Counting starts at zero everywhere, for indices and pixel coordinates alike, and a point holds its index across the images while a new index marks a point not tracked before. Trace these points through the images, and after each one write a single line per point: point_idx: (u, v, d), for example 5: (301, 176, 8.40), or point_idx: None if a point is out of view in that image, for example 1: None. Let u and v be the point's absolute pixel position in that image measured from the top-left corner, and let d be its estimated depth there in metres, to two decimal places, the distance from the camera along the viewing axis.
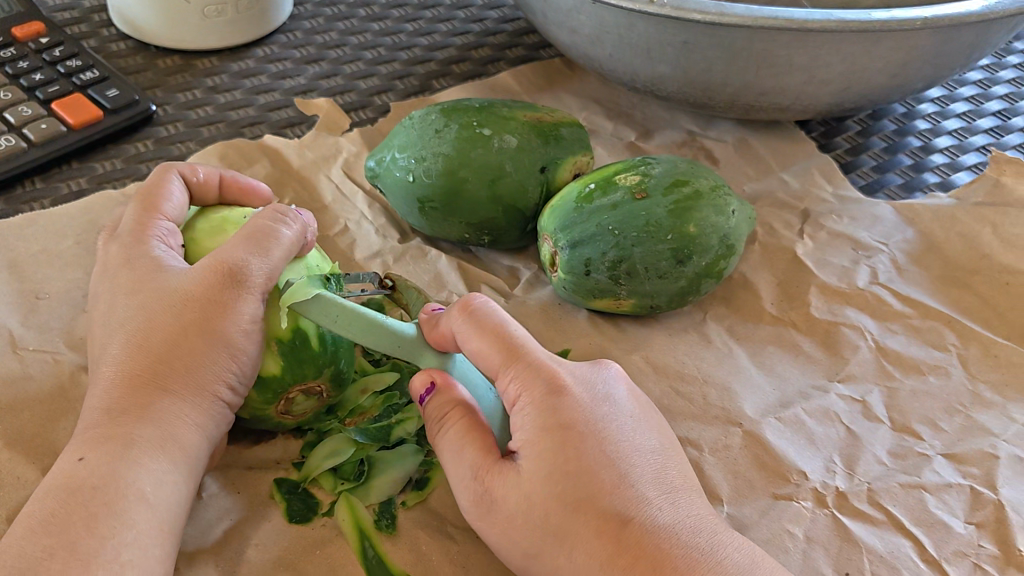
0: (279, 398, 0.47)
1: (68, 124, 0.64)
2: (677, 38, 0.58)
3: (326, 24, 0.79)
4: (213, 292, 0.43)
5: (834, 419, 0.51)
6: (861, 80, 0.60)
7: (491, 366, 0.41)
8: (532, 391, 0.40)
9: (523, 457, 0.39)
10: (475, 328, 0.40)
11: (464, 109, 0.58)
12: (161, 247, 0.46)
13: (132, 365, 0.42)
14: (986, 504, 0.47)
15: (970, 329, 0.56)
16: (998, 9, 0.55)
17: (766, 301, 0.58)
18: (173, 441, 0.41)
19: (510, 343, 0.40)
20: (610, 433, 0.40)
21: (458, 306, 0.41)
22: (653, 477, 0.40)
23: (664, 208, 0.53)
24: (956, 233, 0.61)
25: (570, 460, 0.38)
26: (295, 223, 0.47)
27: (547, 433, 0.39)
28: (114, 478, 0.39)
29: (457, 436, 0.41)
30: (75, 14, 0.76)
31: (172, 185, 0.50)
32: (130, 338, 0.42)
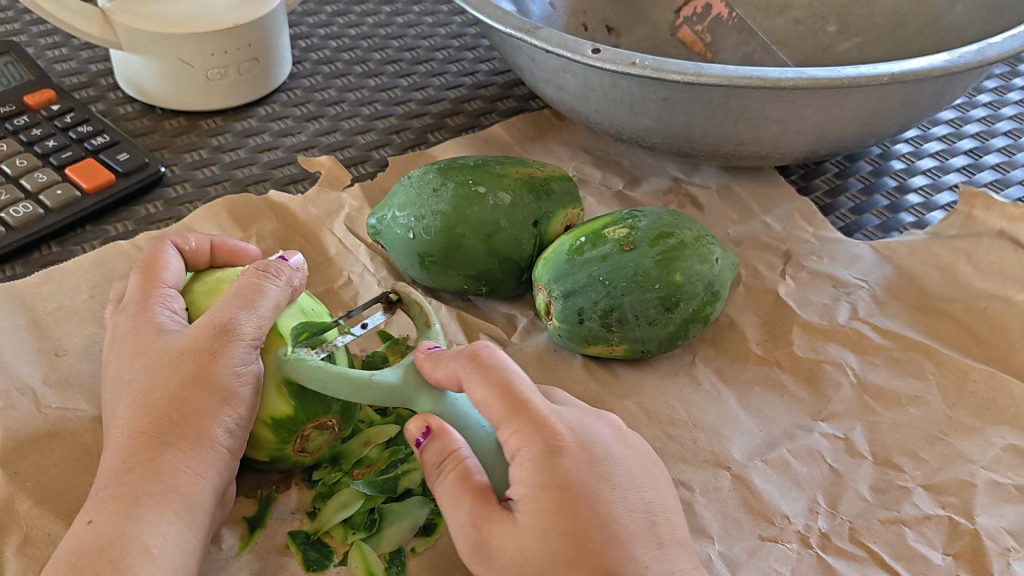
0: (294, 437, 0.50)
1: (81, 190, 0.67)
2: (659, 95, 0.61)
3: (324, 82, 0.82)
4: (208, 345, 0.46)
5: (818, 458, 0.54)
6: (835, 128, 0.63)
7: (495, 416, 0.41)
8: (532, 444, 0.40)
9: (520, 511, 0.40)
10: (480, 377, 0.42)
11: (459, 167, 0.61)
12: (165, 312, 0.49)
13: (135, 426, 0.44)
14: (964, 534, 0.50)
15: (948, 358, 0.59)
16: (961, 62, 0.57)
17: (752, 342, 0.61)
18: (176, 494, 0.43)
19: (511, 396, 0.41)
20: (607, 492, 0.40)
21: (464, 353, 0.43)
22: (645, 534, 0.40)
23: (651, 258, 0.56)
24: (932, 266, 0.65)
25: (564, 522, 0.39)
26: (280, 276, 0.50)
27: (544, 490, 0.39)
28: (121, 536, 0.41)
29: (453, 485, 0.42)
30: (83, 78, 0.80)
31: (168, 255, 0.52)
32: (135, 399, 0.45)
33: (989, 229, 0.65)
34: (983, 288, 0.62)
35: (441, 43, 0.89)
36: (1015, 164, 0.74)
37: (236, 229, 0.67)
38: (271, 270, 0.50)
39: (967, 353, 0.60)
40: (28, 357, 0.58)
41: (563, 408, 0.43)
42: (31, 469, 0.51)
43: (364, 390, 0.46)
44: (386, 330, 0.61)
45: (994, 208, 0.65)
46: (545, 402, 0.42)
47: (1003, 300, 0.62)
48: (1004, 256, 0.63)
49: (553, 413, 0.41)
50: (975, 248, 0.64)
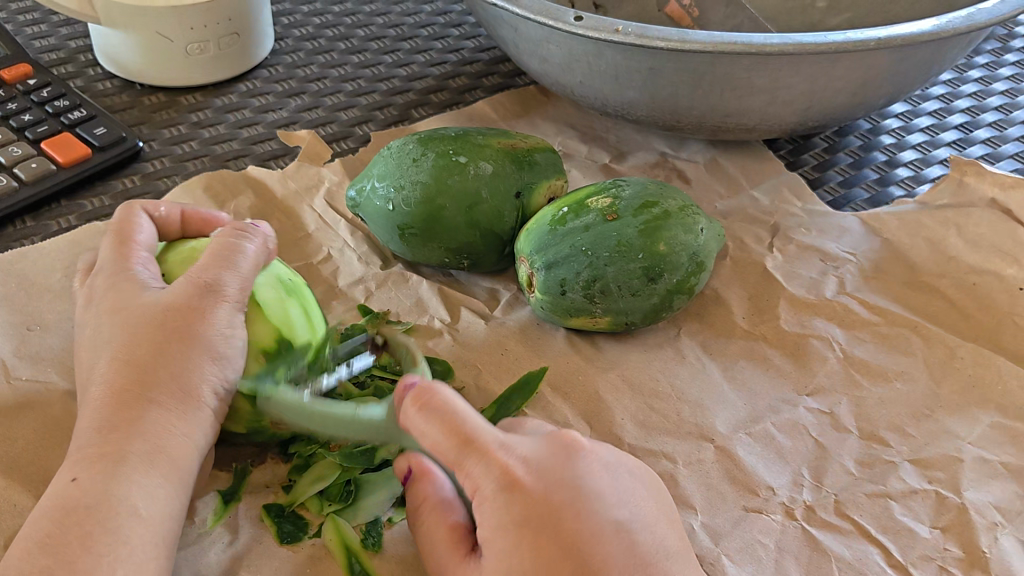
0: (273, 412, 0.48)
1: (57, 163, 0.66)
2: (643, 64, 0.60)
3: (307, 58, 0.81)
4: (192, 304, 0.45)
5: (803, 432, 0.53)
6: (822, 99, 0.62)
7: (447, 460, 0.40)
8: (487, 485, 0.39)
9: (484, 557, 0.39)
10: (425, 423, 0.40)
11: (440, 138, 0.60)
12: (144, 270, 0.48)
13: (120, 382, 0.43)
14: (950, 509, 0.49)
15: (936, 334, 0.58)
16: (949, 27, 0.57)
17: (738, 314, 0.60)
18: (163, 454, 0.41)
19: (459, 437, 0.39)
20: (574, 524, 0.38)
21: (409, 400, 0.41)
22: (623, 560, 0.38)
23: (635, 228, 0.55)
24: (921, 239, 0.63)
25: (527, 564, 0.37)
26: (256, 237, 0.50)
27: (504, 533, 0.38)
28: (106, 495, 0.39)
29: (432, 529, 0.43)
30: (61, 55, 0.78)
31: (140, 220, 0.51)
32: (117, 356, 0.43)
33: (980, 197, 0.64)
34: (975, 261, 0.61)
35: (427, 20, 0.87)
36: (1006, 139, 0.73)
37: (214, 204, 0.65)
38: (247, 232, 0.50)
39: (957, 328, 0.59)
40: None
41: (528, 438, 0.41)
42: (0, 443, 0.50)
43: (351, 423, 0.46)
44: (365, 304, 0.60)
45: (986, 176, 0.64)
46: (504, 436, 0.41)
47: (993, 275, 0.61)
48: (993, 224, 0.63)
49: (509, 449, 0.40)
50: (965, 220, 0.63)
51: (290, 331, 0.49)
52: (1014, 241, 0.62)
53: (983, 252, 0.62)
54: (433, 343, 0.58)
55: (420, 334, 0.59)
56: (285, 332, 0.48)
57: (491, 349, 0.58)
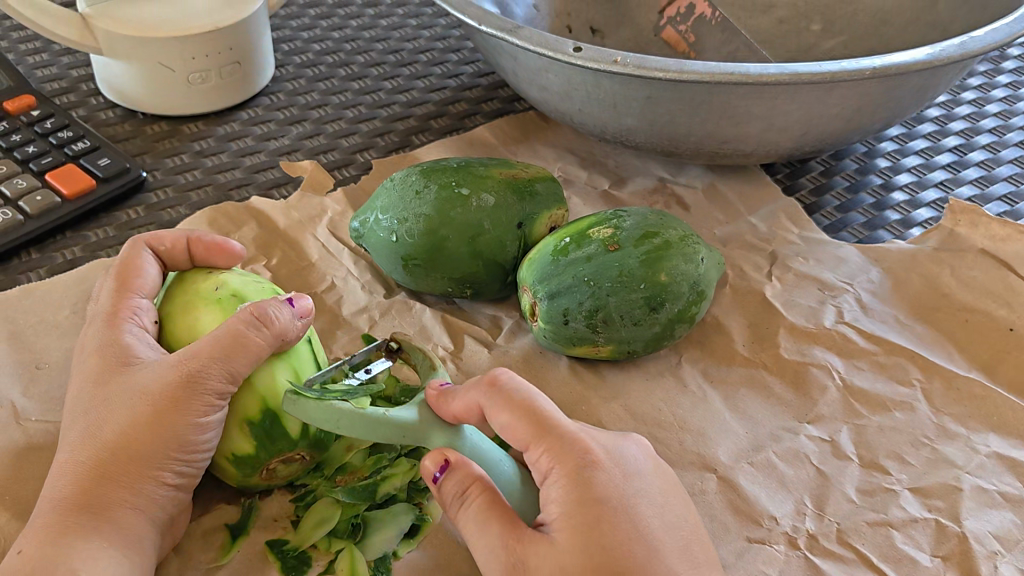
0: (260, 470, 0.49)
1: (62, 196, 0.66)
2: (641, 93, 0.61)
3: (307, 85, 0.82)
4: (165, 389, 0.44)
5: (804, 460, 0.53)
6: (818, 125, 0.63)
7: (522, 441, 0.42)
8: (565, 460, 0.41)
9: (559, 530, 0.40)
10: (504, 403, 0.43)
11: (442, 169, 0.61)
12: (133, 327, 0.48)
13: (86, 457, 0.44)
14: (950, 537, 0.49)
15: (933, 364, 0.59)
16: (943, 55, 0.57)
17: (738, 342, 0.61)
18: (115, 529, 0.43)
19: (538, 418, 0.42)
20: (641, 510, 0.41)
21: (485, 381, 0.44)
22: (679, 551, 0.41)
23: (636, 258, 0.55)
24: (917, 273, 0.64)
25: (605, 536, 0.39)
26: (273, 326, 0.47)
27: (583, 505, 0.40)
28: (46, 564, 0.41)
29: (480, 511, 0.42)
30: (63, 84, 0.79)
31: (144, 260, 0.52)
32: (87, 427, 0.45)
33: (972, 246, 0.64)
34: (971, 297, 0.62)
35: (426, 45, 0.88)
36: (1000, 162, 0.74)
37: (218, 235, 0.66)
38: (263, 321, 0.47)
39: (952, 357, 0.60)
40: (8, 369, 0.57)
41: (590, 430, 0.44)
42: (10, 482, 0.51)
43: (382, 425, 0.45)
44: (370, 334, 0.61)
45: (978, 226, 0.65)
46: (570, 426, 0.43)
47: (985, 315, 0.62)
48: (987, 272, 0.63)
49: (581, 431, 0.43)
50: (958, 261, 0.64)
51: (280, 408, 0.48)
52: (1005, 285, 0.62)
53: (978, 278, 0.63)
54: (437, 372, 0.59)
55: None
56: (270, 403, 0.47)
57: None
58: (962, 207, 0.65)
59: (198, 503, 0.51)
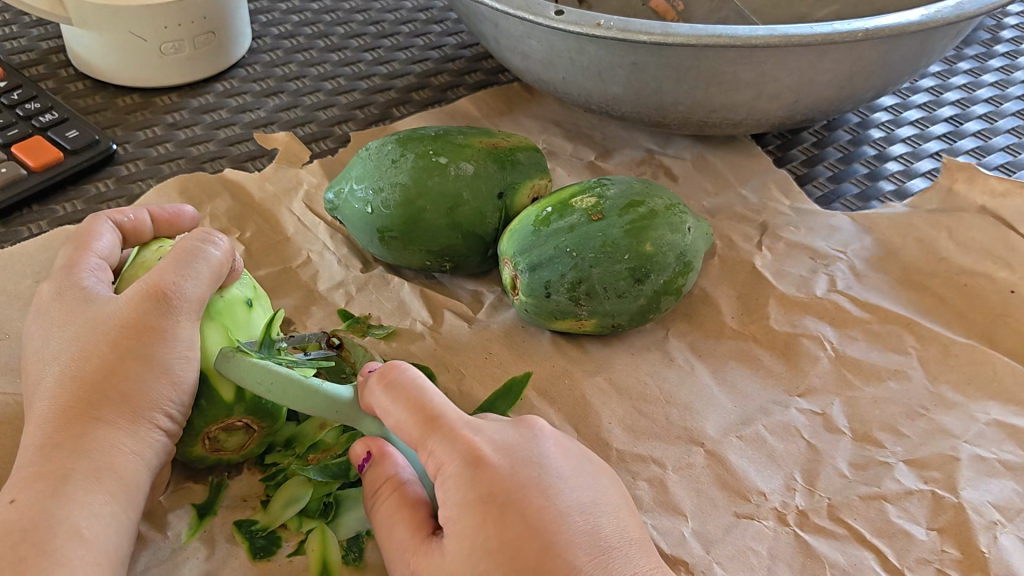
0: (201, 438, 0.46)
1: (28, 168, 0.64)
2: (626, 59, 0.59)
3: (285, 57, 0.79)
4: (143, 315, 0.44)
5: (794, 434, 0.52)
6: (809, 92, 0.61)
7: (413, 439, 0.41)
8: (449, 458, 0.39)
9: (447, 536, 0.38)
10: (392, 400, 0.41)
11: (420, 138, 0.59)
12: (92, 279, 0.47)
13: (65, 399, 0.42)
14: (947, 508, 0.48)
15: (929, 330, 0.57)
16: (938, 17, 0.55)
17: (726, 314, 0.59)
18: (111, 471, 0.41)
19: (425, 414, 0.40)
20: (535, 501, 0.38)
21: (376, 378, 0.42)
22: (584, 538, 0.38)
23: (620, 228, 0.53)
24: (911, 239, 0.62)
25: (491, 537, 0.37)
26: (224, 244, 0.48)
27: (467, 509, 0.38)
28: (45, 518, 0.38)
29: (390, 512, 0.41)
30: (33, 56, 0.76)
31: (103, 229, 0.50)
32: (66, 368, 0.42)
33: (971, 203, 0.63)
34: (961, 275, 0.60)
35: (408, 16, 0.86)
36: (997, 131, 0.72)
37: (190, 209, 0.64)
38: (209, 237, 0.47)
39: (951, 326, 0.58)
40: None
41: (487, 424, 0.41)
42: None
43: (312, 398, 0.44)
44: (346, 308, 0.59)
45: (977, 181, 0.63)
46: (464, 417, 0.41)
47: (991, 269, 0.60)
48: (985, 231, 0.61)
49: (471, 427, 0.40)
50: (955, 224, 0.62)
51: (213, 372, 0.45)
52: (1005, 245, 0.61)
53: (976, 240, 0.61)
54: (415, 346, 0.57)
55: (403, 338, 0.58)
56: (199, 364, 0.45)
57: (475, 352, 0.57)
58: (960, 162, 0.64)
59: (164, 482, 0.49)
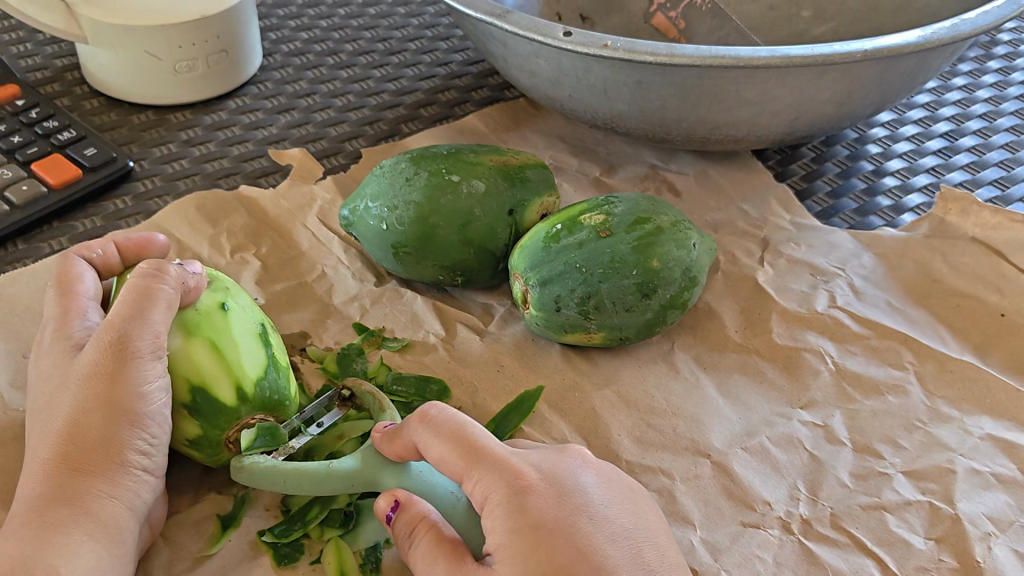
0: (222, 445, 0.48)
1: (48, 186, 0.66)
2: (631, 78, 0.61)
3: (296, 74, 0.81)
4: (103, 362, 0.44)
5: (797, 445, 0.53)
6: (809, 110, 0.63)
7: (456, 472, 0.41)
8: (497, 487, 0.40)
9: (497, 561, 0.39)
10: (435, 436, 0.42)
11: (432, 156, 0.60)
12: (82, 323, 0.48)
13: (44, 456, 0.43)
14: (945, 519, 0.49)
15: (925, 346, 0.59)
16: (934, 38, 0.57)
17: (730, 328, 0.61)
18: (88, 516, 0.41)
19: (468, 446, 0.41)
20: (581, 528, 0.39)
21: (417, 418, 0.43)
22: (629, 562, 0.39)
23: (628, 244, 0.55)
24: (909, 260, 0.64)
25: (545, 559, 0.38)
26: (174, 275, 0.47)
27: (517, 536, 0.38)
28: (30, 561, 0.39)
29: (429, 549, 0.41)
30: (48, 73, 0.78)
31: (80, 268, 0.51)
32: (44, 428, 0.44)
33: (963, 235, 0.64)
34: (954, 295, 0.62)
35: (414, 33, 0.88)
36: (990, 147, 0.74)
37: (207, 226, 0.65)
38: (161, 271, 0.47)
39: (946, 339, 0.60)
40: None
41: (527, 452, 0.42)
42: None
43: (326, 481, 0.46)
44: (361, 322, 0.61)
45: (969, 214, 0.64)
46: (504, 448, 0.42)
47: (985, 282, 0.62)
48: (976, 256, 0.63)
49: (513, 455, 0.41)
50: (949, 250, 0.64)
51: (212, 383, 0.47)
52: (997, 272, 0.62)
53: (969, 264, 0.63)
54: (429, 359, 0.59)
55: (417, 350, 0.59)
56: (195, 379, 0.47)
57: (487, 365, 0.58)
58: (956, 193, 0.65)
59: (188, 493, 0.51)
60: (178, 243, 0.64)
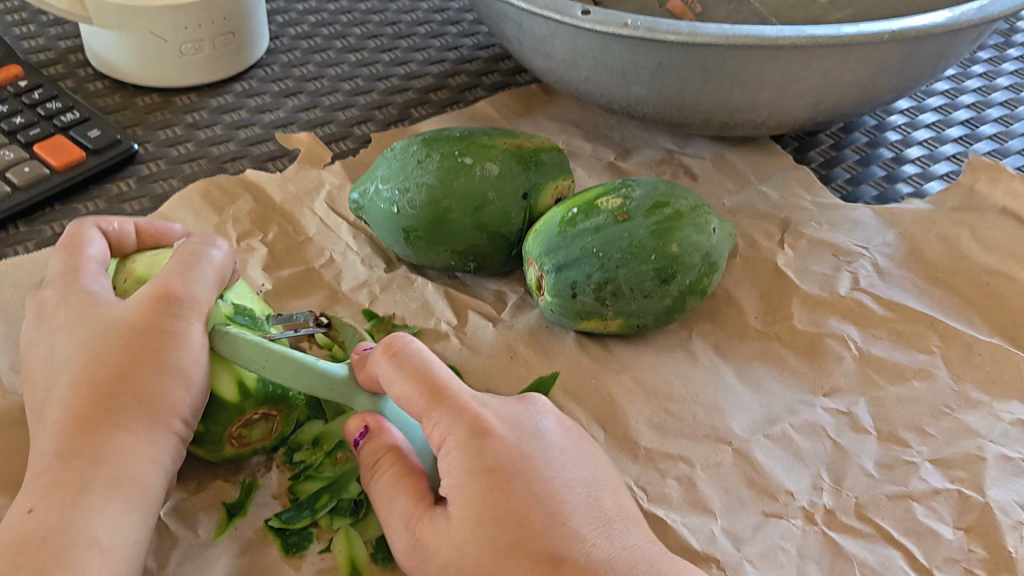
0: (226, 439, 0.47)
1: (51, 168, 0.64)
2: (651, 60, 0.59)
3: (303, 57, 0.80)
4: (155, 317, 0.43)
5: (821, 432, 0.52)
6: (833, 94, 0.61)
7: (416, 410, 0.40)
8: (456, 430, 0.39)
9: (453, 504, 0.39)
10: (397, 369, 0.40)
11: (445, 138, 0.59)
12: (94, 283, 0.47)
13: (78, 405, 0.41)
14: (974, 508, 0.48)
15: (952, 329, 0.57)
16: (962, 19, 0.55)
17: (750, 314, 0.59)
18: (130, 480, 0.40)
19: (431, 384, 0.40)
20: (539, 473, 0.39)
21: (381, 348, 0.41)
22: (585, 510, 0.40)
23: (646, 229, 0.54)
24: (934, 236, 0.63)
25: (498, 505, 0.38)
26: (224, 247, 0.48)
27: (475, 478, 0.38)
28: (67, 526, 0.38)
29: (388, 485, 0.41)
30: (50, 55, 0.76)
31: (92, 238, 0.49)
32: (78, 374, 0.42)
33: (992, 205, 0.63)
34: (982, 275, 0.61)
35: (424, 17, 0.86)
36: (1011, 135, 0.73)
37: (213, 210, 0.64)
38: (205, 242, 0.47)
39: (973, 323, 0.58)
40: None
41: (488, 397, 0.42)
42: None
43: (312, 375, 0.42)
44: (370, 308, 0.59)
45: (999, 182, 0.64)
46: (466, 390, 0.41)
47: (1015, 257, 0.61)
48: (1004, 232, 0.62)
49: (475, 399, 0.40)
50: (979, 223, 0.63)
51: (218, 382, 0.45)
52: None
53: (999, 239, 0.62)
54: (440, 346, 0.57)
55: (427, 338, 0.58)
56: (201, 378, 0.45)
57: (500, 352, 0.57)
58: (985, 163, 0.64)
59: (192, 480, 0.49)
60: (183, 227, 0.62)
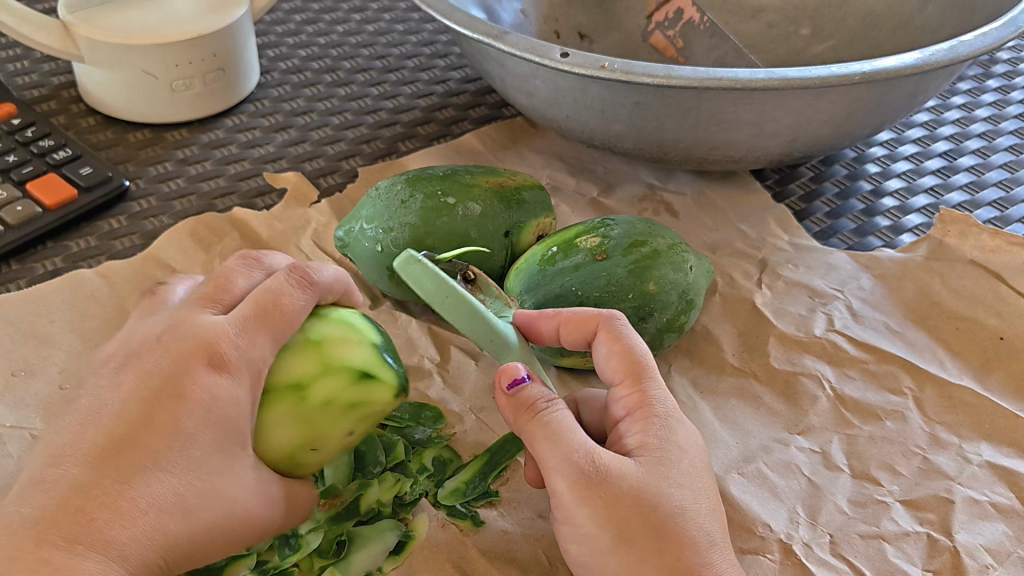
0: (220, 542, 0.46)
1: (43, 206, 0.65)
2: (629, 100, 0.60)
3: (293, 92, 0.81)
4: (243, 531, 0.41)
5: (795, 471, 0.53)
6: (807, 131, 0.63)
7: (619, 374, 0.44)
8: (649, 406, 0.43)
9: (638, 457, 0.41)
10: (622, 339, 0.45)
11: (428, 178, 0.60)
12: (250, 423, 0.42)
13: (151, 497, 0.38)
14: (943, 551, 0.49)
15: (924, 371, 0.58)
16: (932, 61, 0.56)
17: (727, 352, 0.60)
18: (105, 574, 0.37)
19: (648, 363, 0.45)
20: (702, 472, 0.43)
21: (607, 315, 0.46)
22: (720, 521, 0.43)
23: (625, 267, 0.55)
24: (908, 283, 0.64)
25: (676, 474, 0.41)
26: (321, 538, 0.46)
27: (664, 443, 0.42)
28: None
29: (568, 417, 0.42)
30: (44, 91, 0.78)
31: (296, 298, 0.45)
32: (177, 474, 0.39)
33: (962, 256, 0.64)
34: (951, 318, 0.62)
35: (412, 50, 0.88)
36: (989, 166, 0.74)
37: (201, 249, 0.65)
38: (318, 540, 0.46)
39: (945, 364, 0.59)
40: None
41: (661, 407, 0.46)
42: None
43: (472, 324, 0.47)
44: None
45: (968, 236, 0.65)
46: None
47: (987, 308, 0.62)
48: (974, 280, 0.63)
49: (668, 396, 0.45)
50: (948, 271, 0.64)
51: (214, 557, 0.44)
52: (996, 296, 0.62)
53: (968, 286, 0.63)
54: (423, 384, 0.58)
55: (411, 374, 0.59)
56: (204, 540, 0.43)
57: (482, 391, 0.58)
58: (953, 216, 0.65)
59: None
60: (173, 267, 0.64)
